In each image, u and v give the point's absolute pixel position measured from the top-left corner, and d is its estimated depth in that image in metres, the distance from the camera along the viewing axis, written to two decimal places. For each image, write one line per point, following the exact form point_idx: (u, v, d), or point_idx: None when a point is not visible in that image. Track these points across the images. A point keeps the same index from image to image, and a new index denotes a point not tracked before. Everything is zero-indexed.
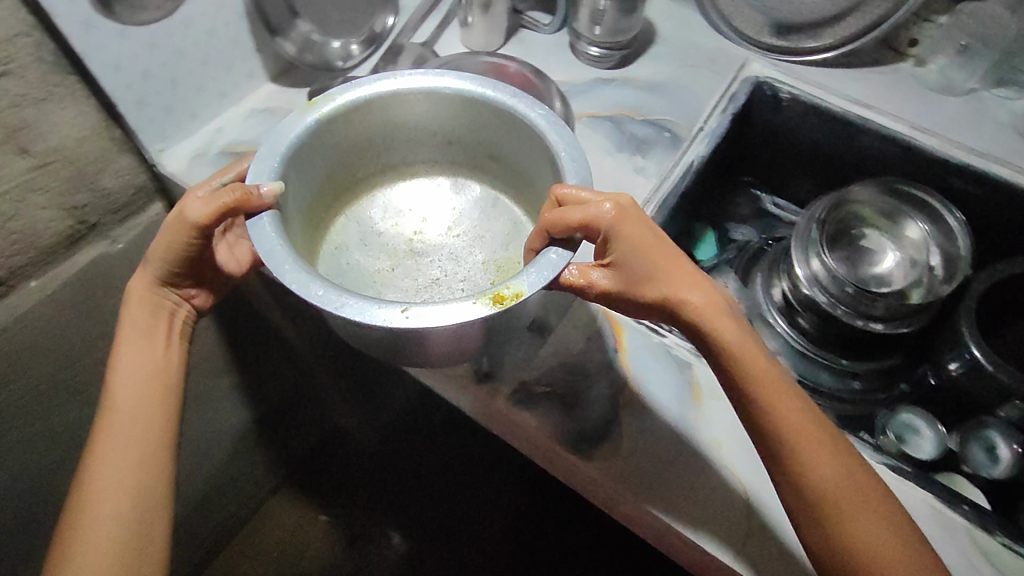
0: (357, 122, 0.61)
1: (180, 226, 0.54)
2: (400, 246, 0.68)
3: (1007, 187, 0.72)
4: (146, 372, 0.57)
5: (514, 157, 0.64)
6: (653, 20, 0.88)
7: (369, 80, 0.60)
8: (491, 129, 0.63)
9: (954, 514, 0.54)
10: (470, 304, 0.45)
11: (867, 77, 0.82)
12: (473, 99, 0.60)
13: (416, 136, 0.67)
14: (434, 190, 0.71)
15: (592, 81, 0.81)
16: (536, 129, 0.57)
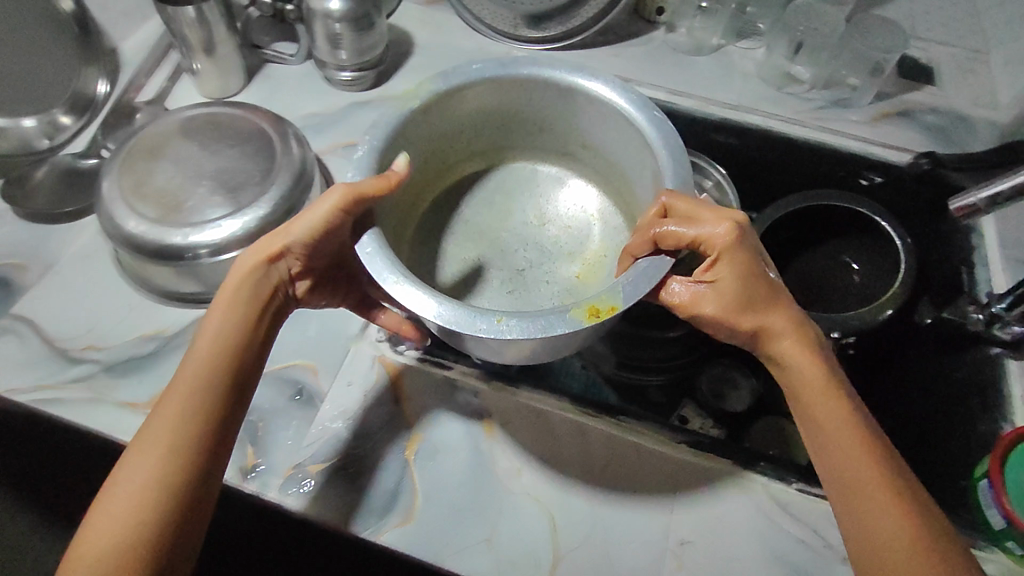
0: (453, 109, 0.61)
1: (317, 223, 0.48)
2: (486, 235, 0.71)
3: (760, 131, 0.77)
4: (221, 348, 0.47)
5: (605, 147, 0.65)
6: (407, 31, 0.84)
7: (460, 72, 0.58)
8: (581, 117, 0.64)
9: (752, 475, 0.52)
10: (565, 316, 0.45)
11: (624, 51, 0.83)
12: (570, 87, 0.59)
13: (517, 124, 0.67)
14: (530, 180, 0.73)
15: (347, 108, 0.77)
16: (627, 113, 0.57)
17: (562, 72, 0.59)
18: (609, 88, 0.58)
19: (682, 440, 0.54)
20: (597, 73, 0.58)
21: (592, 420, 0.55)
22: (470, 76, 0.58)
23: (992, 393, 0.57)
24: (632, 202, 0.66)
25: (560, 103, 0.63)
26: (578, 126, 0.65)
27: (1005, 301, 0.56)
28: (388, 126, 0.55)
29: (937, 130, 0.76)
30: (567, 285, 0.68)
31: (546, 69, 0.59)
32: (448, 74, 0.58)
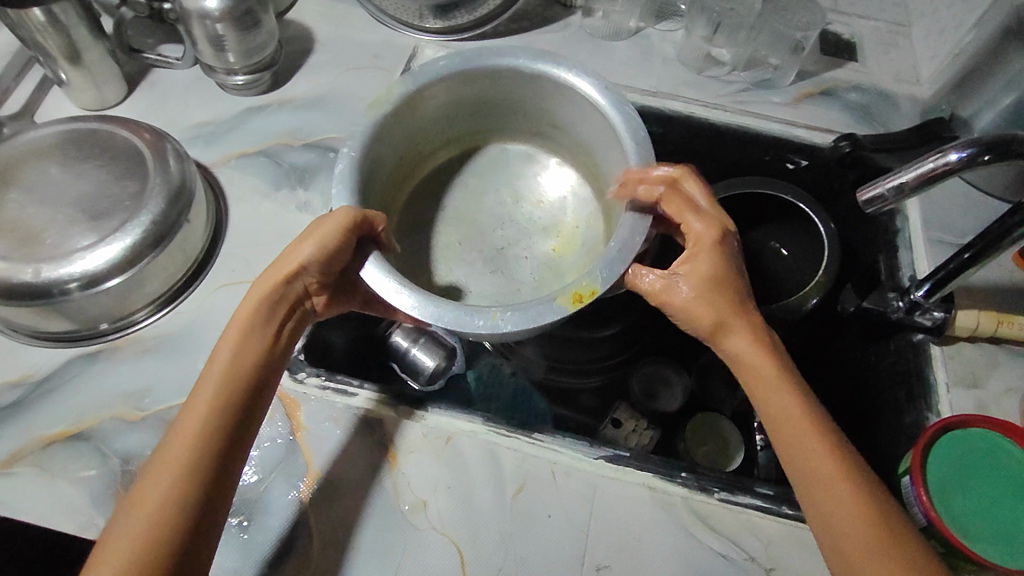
0: (420, 108, 0.60)
1: (318, 242, 0.49)
2: (461, 219, 0.70)
3: (682, 119, 0.74)
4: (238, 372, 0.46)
5: (571, 127, 0.64)
6: (306, 26, 0.78)
7: (425, 69, 0.56)
8: (547, 101, 0.62)
9: (672, 487, 0.50)
10: (552, 304, 0.48)
11: (539, 39, 0.78)
12: (537, 74, 0.58)
13: (484, 112, 0.65)
14: (504, 161, 0.71)
15: (241, 113, 0.71)
16: (596, 98, 0.56)
17: (528, 59, 0.57)
18: (576, 74, 0.57)
19: (600, 456, 0.51)
20: (561, 59, 0.57)
21: (504, 440, 0.51)
22: (436, 72, 0.57)
23: (916, 381, 0.56)
24: (602, 180, 0.65)
25: (525, 89, 0.61)
26: (545, 109, 0.64)
27: (922, 290, 0.55)
28: (361, 130, 0.54)
29: (859, 108, 0.74)
30: (547, 262, 0.67)
31: (511, 57, 0.57)
32: (409, 76, 0.56)
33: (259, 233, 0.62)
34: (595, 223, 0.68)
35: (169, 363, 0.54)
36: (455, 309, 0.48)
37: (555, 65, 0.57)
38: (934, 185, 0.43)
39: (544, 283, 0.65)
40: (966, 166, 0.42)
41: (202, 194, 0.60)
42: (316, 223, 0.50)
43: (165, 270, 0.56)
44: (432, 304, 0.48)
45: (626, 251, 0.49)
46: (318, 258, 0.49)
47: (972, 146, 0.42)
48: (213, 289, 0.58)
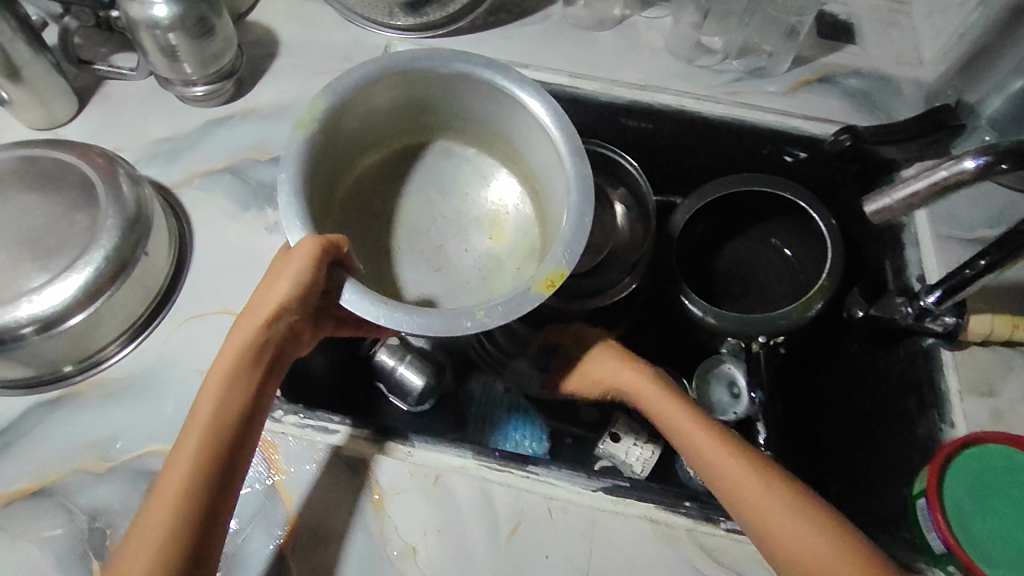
0: (344, 120, 0.53)
1: (290, 276, 0.44)
2: (393, 222, 0.64)
3: (672, 113, 0.69)
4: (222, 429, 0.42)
5: (496, 124, 0.58)
6: (269, 28, 0.73)
7: (342, 79, 0.50)
8: (473, 99, 0.57)
9: (676, 519, 0.47)
10: (528, 294, 0.45)
11: (518, 32, 0.73)
12: (459, 75, 0.53)
13: (403, 115, 0.59)
14: (425, 162, 0.65)
15: (203, 126, 0.66)
16: (519, 94, 0.52)
17: (447, 59, 0.52)
18: (499, 69, 0.52)
19: (599, 487, 0.48)
20: (494, 63, 0.52)
21: (497, 475, 0.49)
22: (354, 83, 0.51)
23: (928, 391, 0.53)
24: (526, 166, 0.60)
25: (449, 89, 0.55)
26: (461, 105, 0.58)
27: (933, 295, 0.51)
28: (294, 155, 0.48)
29: (860, 96, 0.70)
30: (486, 257, 0.63)
31: (431, 59, 0.52)
32: (329, 87, 0.49)
33: (227, 259, 0.58)
34: (525, 208, 0.64)
35: (136, 407, 0.51)
36: (434, 312, 0.44)
37: (477, 63, 0.52)
38: (949, 194, 0.39)
39: (492, 281, 0.61)
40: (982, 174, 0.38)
41: (161, 218, 0.56)
42: (284, 258, 0.45)
43: (125, 306, 0.52)
44: (413, 312, 0.44)
45: (580, 232, 0.47)
46: (296, 296, 0.45)
47: (988, 151, 0.38)
48: (181, 321, 0.55)
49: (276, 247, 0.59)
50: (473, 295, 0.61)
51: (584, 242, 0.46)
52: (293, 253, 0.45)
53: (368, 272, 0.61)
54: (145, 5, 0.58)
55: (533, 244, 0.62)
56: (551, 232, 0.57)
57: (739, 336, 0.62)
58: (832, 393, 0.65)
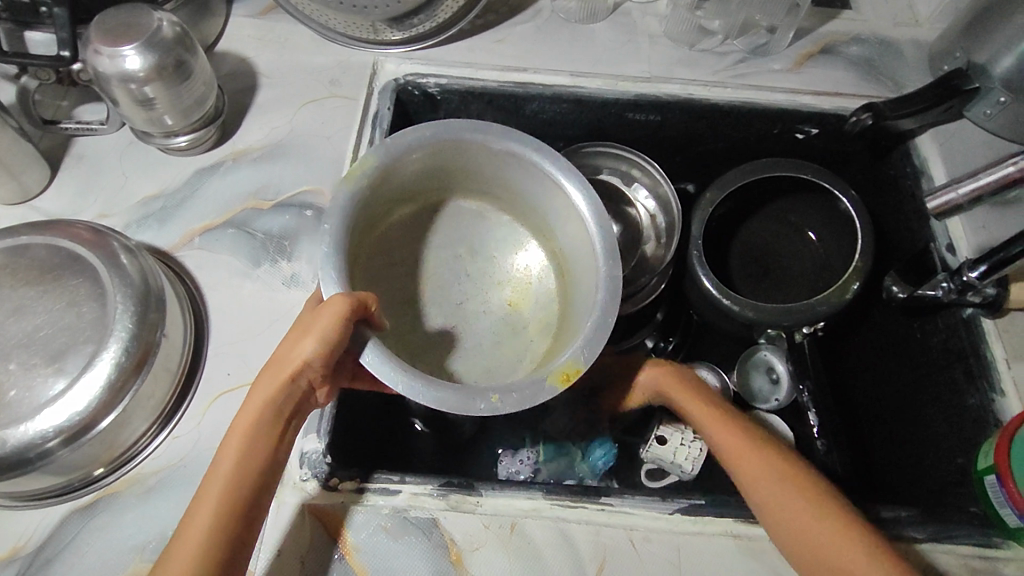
0: (390, 179, 0.52)
1: (311, 335, 0.41)
2: (418, 277, 0.61)
3: (679, 104, 0.67)
4: (229, 509, 0.39)
5: (531, 200, 0.56)
6: (243, 57, 0.68)
7: (399, 139, 0.49)
8: (509, 175, 0.55)
9: (757, 531, 0.47)
10: (542, 384, 0.43)
11: (510, 33, 0.70)
12: (507, 152, 0.51)
13: (448, 179, 0.57)
14: (452, 222, 0.62)
15: (192, 177, 0.61)
16: (560, 185, 0.51)
17: (500, 135, 0.51)
18: (550, 156, 0.51)
19: (678, 509, 0.47)
20: (546, 150, 0.51)
21: (573, 513, 0.47)
22: (407, 145, 0.50)
23: (976, 361, 0.54)
24: (556, 244, 0.58)
25: (493, 162, 0.54)
26: (502, 179, 0.56)
27: (976, 271, 0.51)
28: (337, 205, 0.47)
29: (864, 64, 0.69)
30: (503, 324, 0.60)
31: (485, 132, 0.51)
32: (385, 143, 0.49)
33: (249, 321, 0.55)
34: (548, 282, 0.61)
35: (180, 500, 0.48)
36: (453, 387, 0.42)
37: (525, 146, 0.51)
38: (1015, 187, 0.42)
39: (506, 352, 0.59)
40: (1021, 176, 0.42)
41: (171, 289, 0.52)
42: (311, 315, 0.42)
43: (152, 394, 0.48)
44: (432, 382, 0.42)
45: (601, 328, 0.45)
46: (324, 356, 0.41)
47: None
48: (211, 400, 0.51)
49: (297, 303, 0.56)
50: (491, 363, 0.58)
51: (603, 341, 0.44)
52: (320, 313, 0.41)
53: (396, 314, 0.59)
54: (115, 58, 0.52)
55: (550, 320, 0.59)
56: (568, 312, 0.54)
57: (779, 327, 0.62)
58: (866, 369, 0.66)
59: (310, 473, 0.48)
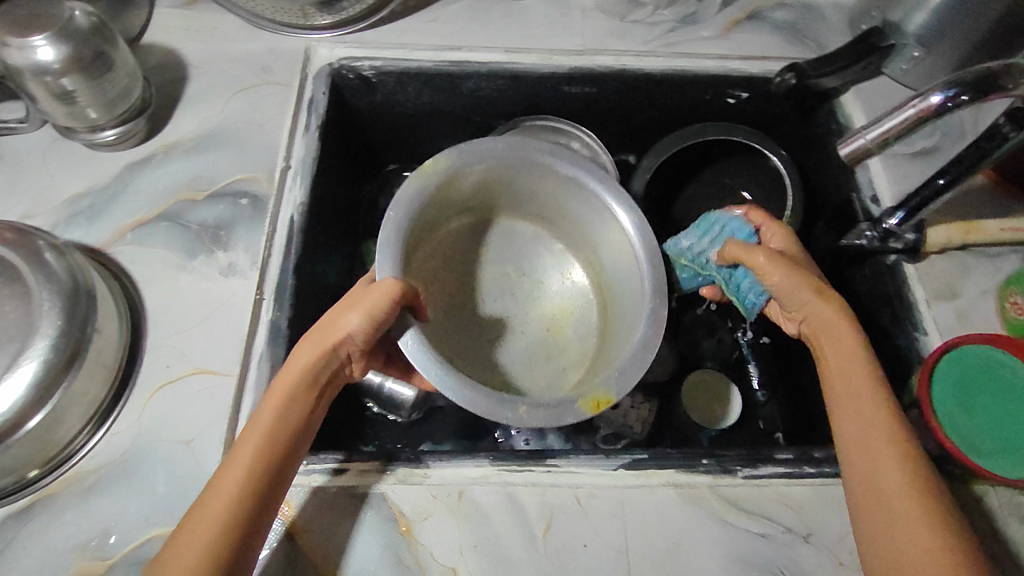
0: (459, 185, 0.56)
1: (359, 297, 0.46)
2: (462, 291, 0.64)
3: (613, 75, 0.68)
4: (274, 444, 0.42)
5: (581, 226, 0.60)
6: (169, 49, 0.66)
7: (475, 147, 0.54)
8: (565, 200, 0.59)
9: (697, 478, 0.49)
10: (572, 406, 0.46)
11: (442, 13, 0.70)
12: (572, 178, 0.56)
13: (510, 198, 0.62)
14: (507, 241, 0.66)
15: (121, 172, 0.60)
16: (615, 215, 0.55)
17: (570, 162, 0.55)
18: (612, 190, 0.55)
19: (621, 466, 0.49)
20: (612, 185, 0.55)
21: (519, 477, 0.48)
22: (482, 154, 0.54)
23: (898, 302, 0.56)
24: (601, 274, 0.61)
25: (555, 185, 0.58)
26: (559, 205, 0.60)
27: (897, 216, 0.54)
28: (406, 196, 0.51)
29: (789, 28, 0.71)
30: (539, 344, 0.63)
31: (556, 155, 0.55)
32: (460, 147, 0.53)
33: (188, 313, 0.54)
34: (590, 313, 0.63)
35: (123, 495, 0.47)
36: (481, 390, 0.45)
37: (590, 176, 0.55)
38: (922, 128, 0.41)
39: (537, 370, 0.61)
40: (946, 112, 0.40)
41: (103, 286, 0.51)
42: (359, 292, 0.46)
43: (86, 391, 0.48)
44: (467, 384, 0.45)
45: (642, 349, 0.48)
46: (365, 331, 0.45)
47: (953, 85, 0.39)
48: (150, 394, 0.51)
49: (236, 292, 0.55)
50: (533, 374, 0.61)
51: (636, 376, 0.47)
52: (364, 293, 0.46)
53: None
54: (25, 50, 0.50)
55: (587, 351, 0.61)
56: (608, 338, 0.57)
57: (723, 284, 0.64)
58: None
59: None
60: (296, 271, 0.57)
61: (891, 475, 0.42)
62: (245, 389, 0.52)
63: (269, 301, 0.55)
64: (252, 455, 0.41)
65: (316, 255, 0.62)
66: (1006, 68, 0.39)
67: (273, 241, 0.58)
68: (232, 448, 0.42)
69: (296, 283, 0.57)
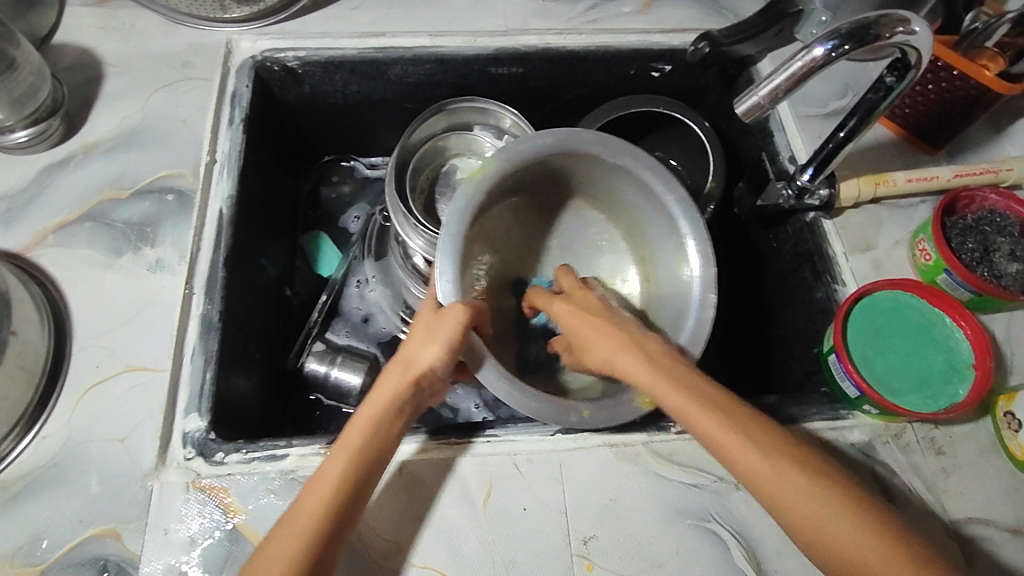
0: (509, 178, 0.54)
1: (439, 325, 0.46)
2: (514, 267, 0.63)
3: (538, 54, 0.69)
4: (357, 471, 0.41)
5: (635, 210, 0.59)
6: (85, 48, 0.65)
7: (521, 146, 0.51)
8: (617, 186, 0.57)
9: (632, 436, 0.50)
10: (629, 404, 0.48)
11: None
12: (623, 168, 0.54)
13: (554, 181, 0.59)
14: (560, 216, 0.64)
15: (39, 175, 0.58)
16: (675, 216, 0.54)
17: (623, 152, 0.53)
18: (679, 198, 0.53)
19: (558, 431, 0.50)
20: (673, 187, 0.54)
21: (459, 449, 0.49)
22: (528, 151, 0.51)
23: (818, 258, 0.59)
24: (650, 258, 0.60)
25: (606, 173, 0.56)
26: (615, 192, 0.58)
27: (808, 173, 0.56)
28: (466, 205, 0.50)
29: (706, 0, 0.73)
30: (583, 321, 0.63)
31: (608, 146, 0.53)
32: (506, 147, 0.51)
33: (114, 312, 0.53)
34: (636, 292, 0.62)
35: (55, 499, 0.46)
36: (546, 400, 0.47)
37: (653, 172, 0.54)
38: (809, 81, 0.43)
39: None
40: (830, 63, 0.43)
41: (22, 289, 0.50)
42: (434, 320, 0.47)
43: (7, 396, 0.47)
44: (532, 395, 0.47)
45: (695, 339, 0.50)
46: (445, 358, 0.46)
47: (833, 37, 0.42)
48: (81, 395, 0.50)
49: (165, 288, 0.54)
50: None
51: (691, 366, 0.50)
52: (441, 322, 0.47)
53: None
54: None
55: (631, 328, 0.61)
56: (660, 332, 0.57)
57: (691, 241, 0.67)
58: (737, 290, 0.74)
59: (192, 450, 0.48)
60: (226, 264, 0.57)
61: (763, 469, 0.39)
62: (179, 384, 0.51)
63: (200, 295, 0.55)
64: (324, 494, 0.40)
65: (247, 247, 0.62)
66: (877, 19, 0.42)
67: (202, 234, 0.57)
68: (315, 472, 0.42)
69: (227, 276, 0.57)
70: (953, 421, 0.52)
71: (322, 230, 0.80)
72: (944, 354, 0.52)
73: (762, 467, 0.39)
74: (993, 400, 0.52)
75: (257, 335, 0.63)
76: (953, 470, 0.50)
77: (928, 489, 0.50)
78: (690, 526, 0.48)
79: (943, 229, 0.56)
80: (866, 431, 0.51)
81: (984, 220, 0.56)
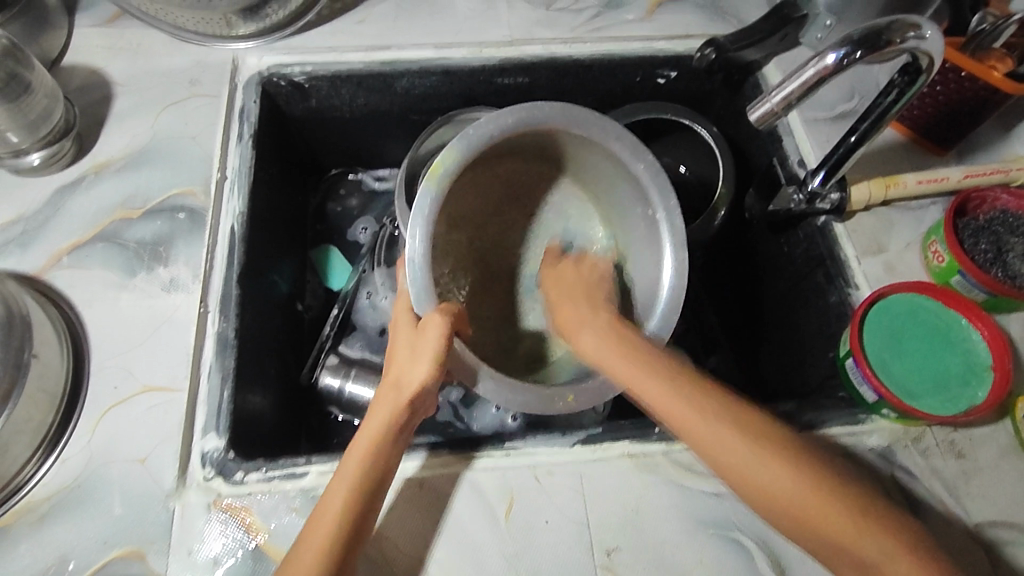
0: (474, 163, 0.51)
1: (421, 340, 0.46)
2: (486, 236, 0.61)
3: (543, 63, 0.69)
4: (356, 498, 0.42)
5: (602, 182, 0.58)
6: (93, 68, 0.65)
7: (480, 129, 0.48)
8: (587, 154, 0.55)
9: (652, 446, 0.50)
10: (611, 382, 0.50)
11: (370, 13, 0.70)
12: (589, 138, 0.52)
13: (520, 153, 0.56)
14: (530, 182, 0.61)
15: (52, 196, 0.58)
16: (645, 186, 0.54)
17: (592, 124, 0.51)
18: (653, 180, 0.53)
19: (577, 441, 0.50)
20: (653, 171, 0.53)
21: (479, 464, 0.49)
22: (489, 134, 0.48)
23: (831, 262, 0.59)
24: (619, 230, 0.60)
25: (573, 143, 0.54)
26: (583, 160, 0.57)
27: (818, 177, 0.56)
28: (427, 206, 0.47)
29: (709, 6, 0.73)
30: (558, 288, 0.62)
31: (573, 118, 0.51)
32: (463, 135, 0.48)
33: (130, 331, 0.53)
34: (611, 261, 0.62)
35: (78, 521, 0.46)
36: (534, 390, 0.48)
37: (624, 144, 0.52)
38: (823, 88, 0.43)
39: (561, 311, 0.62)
40: (843, 70, 0.43)
41: (41, 311, 0.50)
42: (415, 335, 0.47)
43: (29, 419, 0.47)
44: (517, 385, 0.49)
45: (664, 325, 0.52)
46: (431, 374, 0.46)
47: (846, 44, 0.42)
48: (100, 415, 0.50)
49: (179, 307, 0.54)
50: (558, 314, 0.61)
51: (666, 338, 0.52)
52: (421, 338, 0.46)
53: None
54: None
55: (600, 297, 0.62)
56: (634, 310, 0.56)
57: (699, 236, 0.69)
58: (750, 294, 0.74)
59: (212, 470, 0.48)
60: (240, 280, 0.57)
61: (718, 443, 0.42)
62: (197, 404, 0.51)
63: (215, 313, 0.55)
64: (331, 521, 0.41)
65: (259, 265, 0.62)
66: (888, 25, 0.43)
67: (215, 253, 0.57)
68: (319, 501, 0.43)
69: (241, 293, 0.57)
70: (972, 424, 0.52)
71: (330, 244, 0.81)
72: (961, 357, 0.52)
73: (718, 443, 0.42)
74: (1011, 402, 0.52)
75: (270, 350, 0.63)
76: (973, 472, 0.50)
77: (949, 492, 0.50)
78: (714, 535, 0.48)
79: (955, 231, 0.56)
80: (884, 436, 0.51)
81: (996, 221, 0.56)
